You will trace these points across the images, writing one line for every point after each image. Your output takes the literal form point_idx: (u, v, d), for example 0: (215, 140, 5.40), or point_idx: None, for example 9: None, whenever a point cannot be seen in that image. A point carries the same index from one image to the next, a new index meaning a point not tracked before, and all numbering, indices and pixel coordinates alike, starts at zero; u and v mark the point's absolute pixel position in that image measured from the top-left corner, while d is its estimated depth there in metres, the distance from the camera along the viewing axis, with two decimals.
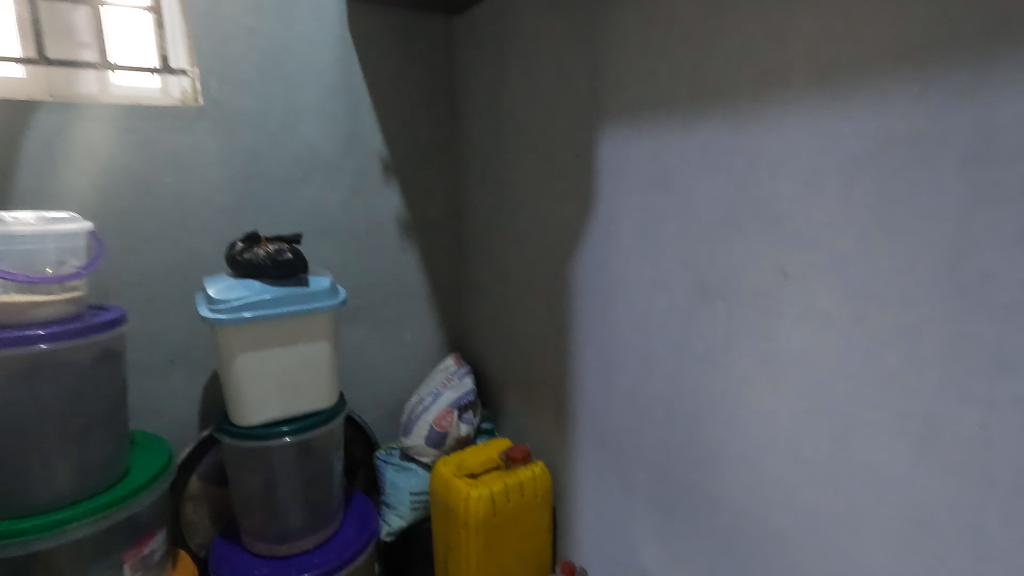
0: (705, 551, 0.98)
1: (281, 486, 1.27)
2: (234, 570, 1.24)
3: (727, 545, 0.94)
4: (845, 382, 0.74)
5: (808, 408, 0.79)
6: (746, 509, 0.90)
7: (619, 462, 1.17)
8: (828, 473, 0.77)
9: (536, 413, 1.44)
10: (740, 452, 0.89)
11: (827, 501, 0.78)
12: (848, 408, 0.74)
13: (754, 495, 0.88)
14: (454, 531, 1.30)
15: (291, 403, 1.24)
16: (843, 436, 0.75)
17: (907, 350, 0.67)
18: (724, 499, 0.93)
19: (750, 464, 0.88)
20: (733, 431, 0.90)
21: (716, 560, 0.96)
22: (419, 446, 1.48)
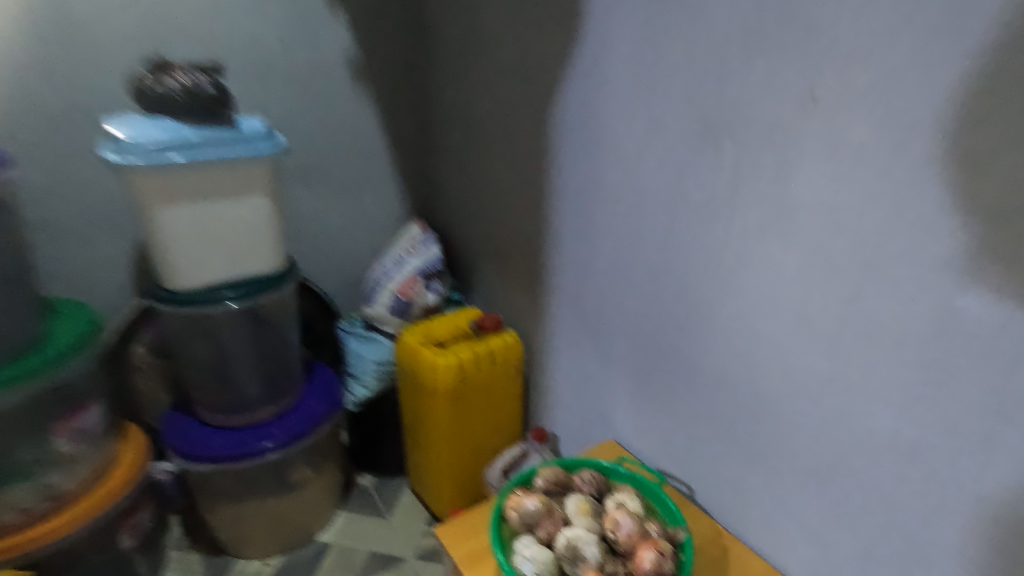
0: (685, 416, 0.94)
1: (230, 356, 1.17)
2: (187, 441, 1.17)
3: (710, 412, 0.88)
4: (870, 230, 0.63)
5: (822, 261, 0.68)
6: (735, 376, 0.83)
7: (596, 331, 1.09)
8: (835, 334, 0.69)
9: (508, 283, 1.33)
10: (734, 314, 0.80)
11: (828, 364, 0.71)
12: (871, 260, 0.64)
13: (745, 360, 0.81)
14: (422, 399, 1.24)
15: (229, 265, 1.09)
16: (858, 293, 0.65)
17: (959, 187, 0.56)
18: (711, 366, 0.86)
19: (743, 328, 0.80)
20: (730, 292, 0.81)
21: (697, 426, 0.91)
22: (383, 316, 1.40)
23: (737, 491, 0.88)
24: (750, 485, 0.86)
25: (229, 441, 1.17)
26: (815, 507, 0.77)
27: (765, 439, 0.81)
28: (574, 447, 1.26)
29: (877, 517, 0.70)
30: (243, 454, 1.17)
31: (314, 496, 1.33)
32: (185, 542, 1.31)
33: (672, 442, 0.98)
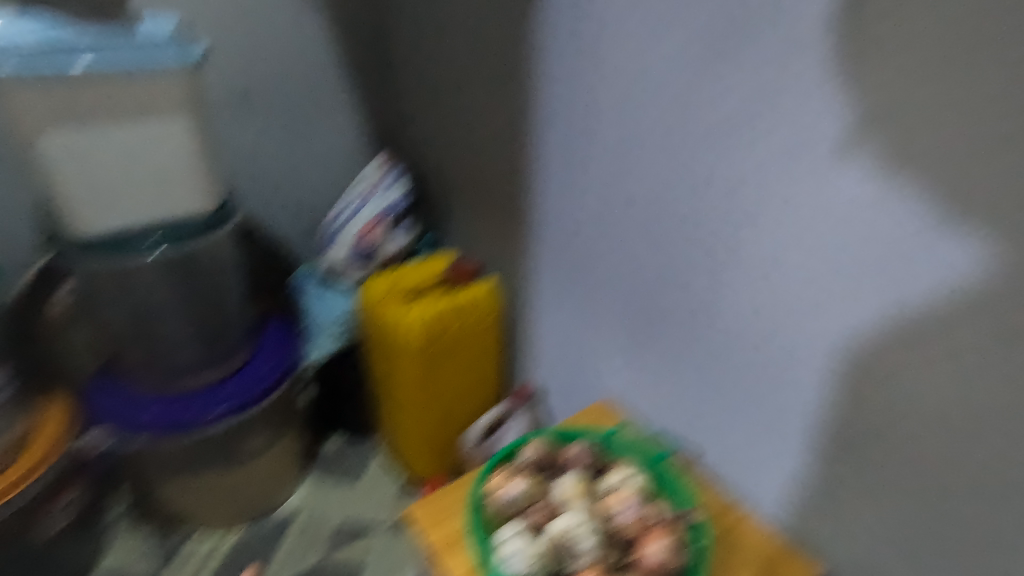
0: (691, 372, 0.84)
1: (160, 315, 1.01)
2: (117, 412, 1.02)
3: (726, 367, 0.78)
4: (961, 143, 0.51)
5: (877, 192, 0.57)
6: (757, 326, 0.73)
7: (588, 277, 0.96)
8: (885, 279, 0.59)
9: (486, 224, 1.18)
10: (760, 256, 0.69)
11: (873, 309, 0.61)
12: (943, 181, 0.52)
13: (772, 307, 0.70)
14: (390, 356, 1.10)
15: (149, 206, 0.91)
16: (918, 223, 0.55)
17: None
18: (728, 314, 0.76)
19: (769, 271, 0.69)
20: (753, 228, 0.69)
21: (708, 383, 0.82)
22: (343, 264, 1.23)
23: (752, 450, 0.80)
24: (766, 446, 0.78)
25: (166, 412, 1.03)
26: (857, 471, 0.68)
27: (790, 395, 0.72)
28: (562, 404, 1.14)
29: (922, 480, 0.63)
30: (185, 425, 1.03)
31: (274, 462, 1.20)
32: (132, 517, 1.19)
33: (673, 400, 0.89)
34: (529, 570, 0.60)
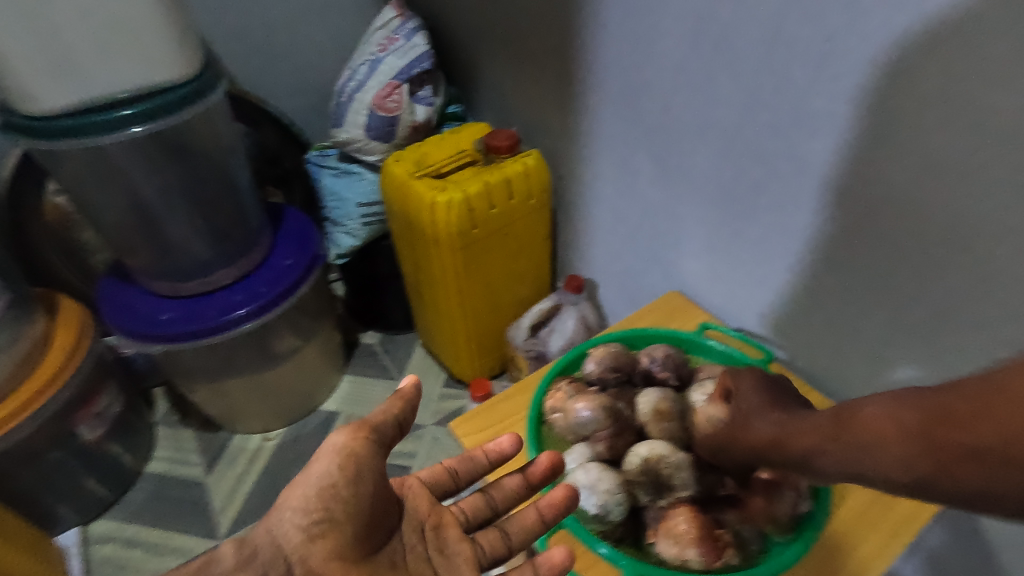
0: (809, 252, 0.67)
1: (157, 208, 0.88)
2: (132, 318, 0.93)
3: (865, 248, 0.60)
4: None
5: None
6: (925, 194, 0.53)
7: (660, 143, 0.78)
8: None
9: (526, 83, 0.97)
10: (929, 111, 0.50)
11: None
12: None
13: (947, 164, 0.51)
14: (421, 249, 0.96)
15: (109, 71, 0.73)
16: None
17: None
18: (879, 177, 0.56)
19: (964, 112, 0.48)
20: (931, 50, 0.48)
21: (832, 277, 0.65)
22: (360, 142, 1.05)
23: (879, 355, 0.64)
24: (902, 349, 0.62)
25: (182, 315, 0.93)
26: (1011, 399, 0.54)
27: (955, 282, 0.55)
28: (622, 293, 1.01)
29: None
30: (204, 331, 0.92)
31: (309, 362, 1.13)
32: (175, 419, 1.17)
33: (786, 286, 0.71)
34: (607, 504, 0.51)
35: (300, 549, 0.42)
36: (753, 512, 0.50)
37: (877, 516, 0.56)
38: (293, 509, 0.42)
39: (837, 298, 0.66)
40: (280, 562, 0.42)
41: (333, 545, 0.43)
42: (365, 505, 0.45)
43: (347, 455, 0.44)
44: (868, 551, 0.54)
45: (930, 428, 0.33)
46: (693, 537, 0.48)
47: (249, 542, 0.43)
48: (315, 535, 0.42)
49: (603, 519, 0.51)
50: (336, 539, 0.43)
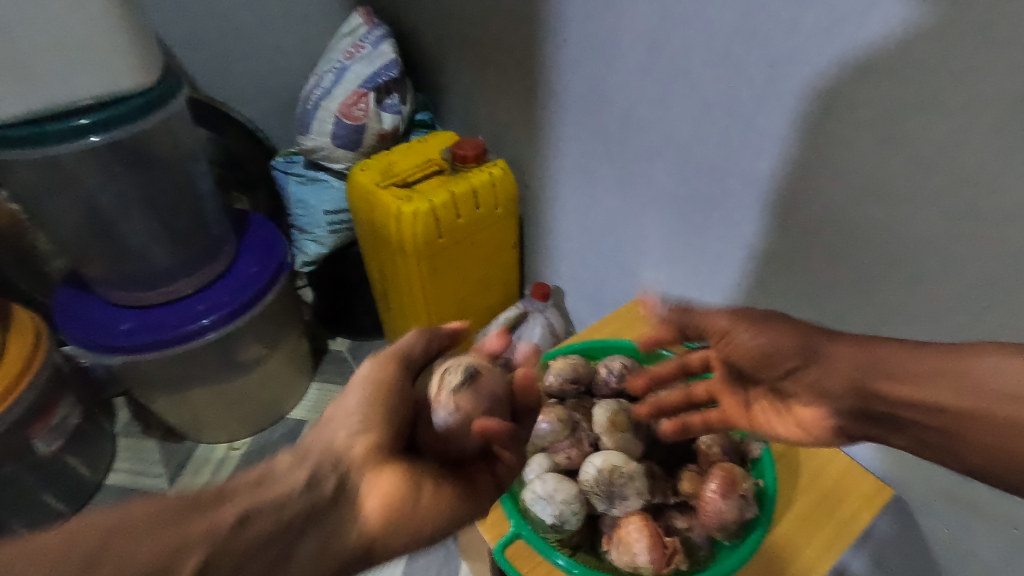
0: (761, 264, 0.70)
1: (117, 217, 0.86)
2: (89, 329, 0.91)
3: (813, 260, 0.64)
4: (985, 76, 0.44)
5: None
6: (861, 213, 0.57)
7: (621, 157, 0.80)
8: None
9: (492, 94, 0.98)
10: (865, 136, 0.53)
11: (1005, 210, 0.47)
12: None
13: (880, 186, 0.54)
14: (388, 257, 0.97)
15: (65, 82, 0.72)
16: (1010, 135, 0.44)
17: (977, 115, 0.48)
18: (821, 197, 0.59)
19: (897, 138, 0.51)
20: (865, 80, 0.51)
21: (782, 289, 0.68)
22: (327, 149, 1.05)
23: None
24: None
25: (142, 325, 0.91)
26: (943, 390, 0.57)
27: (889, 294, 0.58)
28: (587, 300, 1.03)
29: None
30: (165, 341, 0.91)
31: (276, 369, 1.12)
32: (136, 430, 1.14)
33: (740, 296, 0.74)
34: (563, 513, 0.52)
35: (345, 443, 0.44)
36: (703, 523, 0.52)
37: (822, 518, 0.59)
38: (341, 418, 0.45)
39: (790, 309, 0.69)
40: (328, 458, 0.43)
41: (373, 441, 0.44)
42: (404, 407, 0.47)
43: (386, 367, 0.49)
44: (814, 552, 0.57)
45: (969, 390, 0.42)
46: (643, 544, 0.50)
47: (300, 447, 0.45)
48: (356, 434, 0.44)
49: (558, 529, 0.53)
50: (377, 435, 0.45)
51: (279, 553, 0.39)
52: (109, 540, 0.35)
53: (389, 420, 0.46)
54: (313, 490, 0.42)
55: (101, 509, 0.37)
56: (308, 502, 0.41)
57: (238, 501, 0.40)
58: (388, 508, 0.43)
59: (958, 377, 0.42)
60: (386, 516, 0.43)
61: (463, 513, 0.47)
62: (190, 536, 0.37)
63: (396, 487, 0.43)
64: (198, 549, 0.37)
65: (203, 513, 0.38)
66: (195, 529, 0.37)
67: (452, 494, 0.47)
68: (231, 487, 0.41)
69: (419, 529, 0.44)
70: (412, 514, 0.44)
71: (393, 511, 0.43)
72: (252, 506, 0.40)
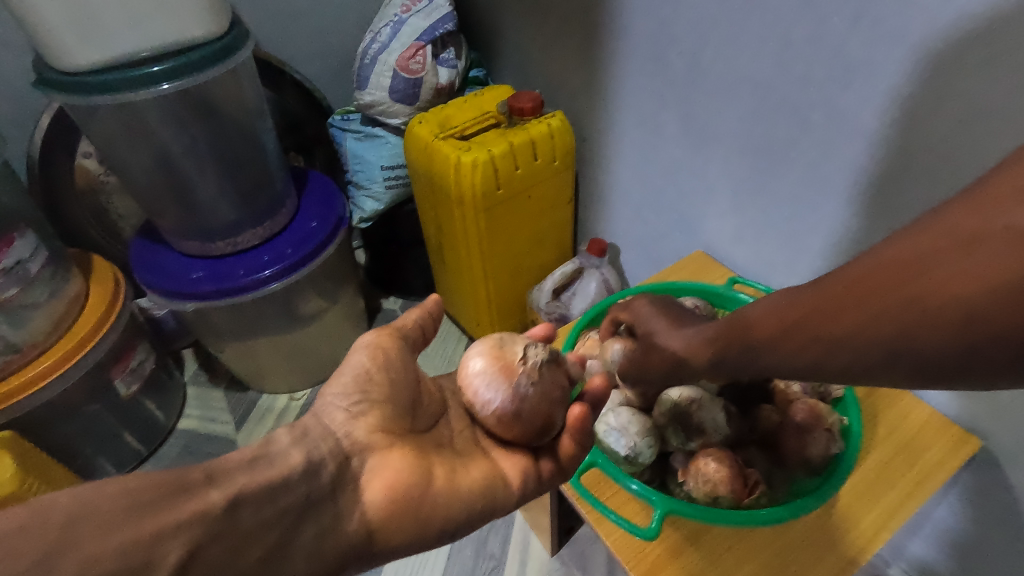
0: (845, 211, 0.65)
1: (187, 168, 0.89)
2: (163, 276, 0.95)
3: (894, 198, 0.60)
4: None
5: None
6: (940, 139, 0.54)
7: (689, 102, 0.76)
8: None
9: (550, 42, 0.96)
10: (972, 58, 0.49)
11: None
12: None
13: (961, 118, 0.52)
14: (446, 210, 0.97)
15: (137, 30, 0.74)
16: None
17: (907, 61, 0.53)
18: (912, 127, 0.56)
19: (1014, 58, 0.47)
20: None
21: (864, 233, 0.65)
22: (384, 104, 1.05)
23: None
24: None
25: (212, 274, 0.95)
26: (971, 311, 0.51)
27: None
28: (643, 256, 1.01)
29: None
30: (233, 290, 0.94)
31: (333, 325, 1.15)
32: (203, 378, 1.20)
33: (813, 244, 0.71)
34: (637, 445, 0.54)
35: (346, 426, 0.48)
36: (786, 451, 0.53)
37: (902, 467, 0.57)
38: (340, 399, 0.48)
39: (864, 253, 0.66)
40: (327, 441, 0.46)
41: (376, 421, 0.49)
42: (404, 390, 0.51)
43: (385, 339, 0.52)
44: (896, 499, 0.55)
45: (804, 324, 0.39)
46: (723, 475, 0.50)
47: (298, 427, 0.47)
48: (358, 415, 0.48)
49: (632, 461, 0.54)
50: (377, 416, 0.49)
51: (278, 538, 0.40)
52: (87, 514, 0.33)
53: (389, 400, 0.50)
54: (313, 478, 0.44)
55: (74, 487, 0.34)
56: (306, 489, 0.43)
57: (230, 483, 0.40)
58: (391, 491, 0.45)
59: (755, 330, 0.43)
60: (395, 498, 0.45)
61: (481, 499, 0.48)
62: (181, 516, 0.36)
63: (403, 467, 0.46)
64: (185, 533, 0.35)
65: (190, 496, 0.37)
66: (183, 510, 0.36)
67: (468, 475, 0.49)
68: (223, 468, 0.41)
69: (427, 518, 0.46)
70: (420, 496, 0.46)
71: (400, 492, 0.45)
72: (241, 491, 0.39)
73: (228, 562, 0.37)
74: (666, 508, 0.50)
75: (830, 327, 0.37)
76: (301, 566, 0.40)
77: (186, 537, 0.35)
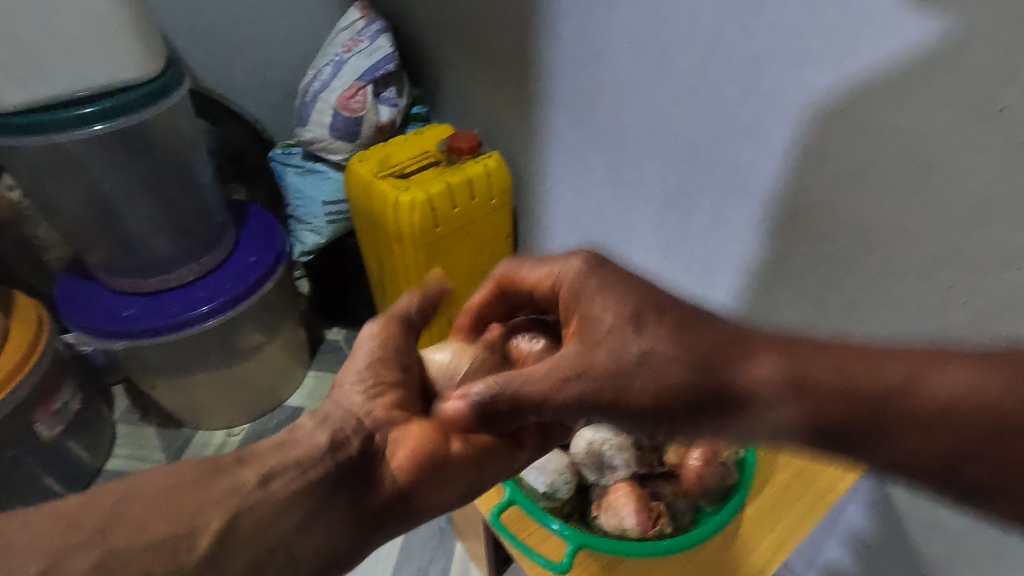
0: (746, 258, 0.72)
1: (122, 205, 0.88)
2: (92, 313, 0.93)
3: (798, 270, 0.66)
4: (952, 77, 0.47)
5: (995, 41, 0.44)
6: (822, 200, 0.60)
7: (614, 151, 0.82)
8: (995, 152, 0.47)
9: (487, 86, 1.01)
10: (839, 134, 0.55)
11: (969, 200, 0.50)
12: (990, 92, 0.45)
13: (859, 171, 0.56)
14: (385, 245, 0.99)
15: (69, 72, 0.74)
16: (966, 129, 0.47)
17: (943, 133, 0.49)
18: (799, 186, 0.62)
19: (874, 137, 0.53)
20: (842, 85, 0.53)
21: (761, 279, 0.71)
22: (326, 140, 1.07)
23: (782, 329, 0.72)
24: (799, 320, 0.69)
25: (144, 311, 0.93)
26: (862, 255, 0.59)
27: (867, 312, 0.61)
28: None
29: None
30: (167, 326, 0.93)
31: (273, 357, 1.14)
32: (135, 417, 1.16)
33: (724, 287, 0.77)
34: (554, 481, 0.57)
35: (365, 406, 0.49)
36: (685, 490, 0.57)
37: (799, 490, 0.63)
38: (356, 385, 0.50)
39: (775, 303, 0.70)
40: (351, 420, 0.48)
41: (392, 400, 0.51)
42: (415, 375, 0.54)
43: (388, 326, 0.54)
44: (793, 521, 0.60)
45: (887, 367, 0.38)
46: (629, 506, 0.55)
47: (319, 411, 0.49)
48: (375, 395, 0.50)
49: (550, 496, 0.58)
50: (394, 395, 0.51)
51: (311, 507, 0.42)
52: None
53: (402, 382, 0.52)
54: (338, 450, 0.46)
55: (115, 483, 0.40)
56: (336, 463, 0.45)
57: (260, 462, 0.43)
58: (415, 454, 0.48)
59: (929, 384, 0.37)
60: (422, 459, 0.48)
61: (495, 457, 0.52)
62: (215, 493, 0.39)
63: (422, 433, 0.49)
64: (221, 505, 0.39)
65: (225, 474, 0.41)
66: (217, 489, 0.40)
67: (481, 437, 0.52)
68: (252, 451, 0.44)
69: (446, 471, 0.49)
70: (443, 454, 0.49)
71: (425, 455, 0.48)
72: (273, 467, 0.43)
73: (269, 522, 0.40)
74: (579, 542, 0.54)
75: (943, 382, 0.36)
76: (331, 533, 0.43)
77: (223, 509, 0.39)
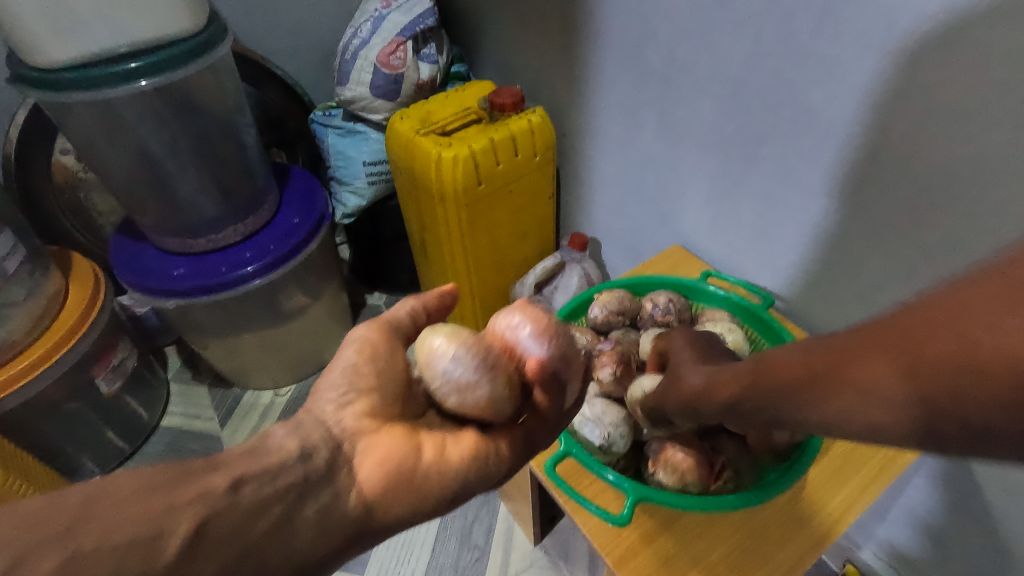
0: (818, 205, 0.67)
1: (169, 166, 0.89)
2: (144, 273, 0.95)
3: (874, 214, 0.61)
4: None
5: None
6: (911, 135, 0.54)
7: (667, 99, 0.78)
8: None
9: (531, 37, 0.96)
10: (935, 63, 0.50)
11: None
12: None
13: (956, 99, 0.50)
14: (426, 204, 0.97)
15: (111, 27, 0.73)
16: None
17: None
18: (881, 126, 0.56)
19: (977, 62, 0.47)
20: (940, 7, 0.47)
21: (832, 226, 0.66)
22: (366, 99, 1.04)
23: (853, 280, 0.67)
24: (874, 271, 0.64)
25: (193, 271, 0.95)
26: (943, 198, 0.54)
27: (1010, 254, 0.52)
28: (624, 247, 1.02)
29: None
30: (214, 286, 0.94)
31: (316, 321, 1.15)
32: (187, 375, 1.20)
33: (794, 236, 0.72)
34: (610, 435, 0.58)
35: (335, 416, 0.46)
36: (748, 447, 0.56)
37: (870, 450, 0.59)
38: (329, 392, 0.46)
39: (858, 259, 0.65)
40: (319, 429, 0.45)
41: (367, 407, 0.47)
42: (398, 377, 0.50)
43: (380, 331, 0.51)
44: (860, 482, 0.57)
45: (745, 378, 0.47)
46: (690, 463, 0.54)
47: (290, 420, 0.45)
48: (347, 403, 0.46)
49: (606, 450, 0.58)
50: (368, 402, 0.47)
51: (282, 513, 0.39)
52: None
53: (376, 389, 0.48)
54: (307, 460, 0.42)
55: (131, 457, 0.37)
56: (303, 471, 0.41)
57: (231, 468, 0.39)
58: (385, 467, 0.44)
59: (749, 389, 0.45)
60: (388, 473, 0.44)
61: (472, 473, 0.47)
62: (183, 498, 0.35)
63: (394, 444, 0.45)
64: (191, 509, 0.35)
65: (192, 480, 0.37)
66: (186, 493, 0.36)
67: (458, 448, 0.48)
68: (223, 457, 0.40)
69: (421, 487, 0.45)
70: (416, 469, 0.45)
71: (394, 468, 0.44)
72: (245, 472, 0.39)
73: (240, 528, 0.37)
74: (638, 495, 0.53)
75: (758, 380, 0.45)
76: (305, 541, 0.39)
77: (192, 514, 0.35)
